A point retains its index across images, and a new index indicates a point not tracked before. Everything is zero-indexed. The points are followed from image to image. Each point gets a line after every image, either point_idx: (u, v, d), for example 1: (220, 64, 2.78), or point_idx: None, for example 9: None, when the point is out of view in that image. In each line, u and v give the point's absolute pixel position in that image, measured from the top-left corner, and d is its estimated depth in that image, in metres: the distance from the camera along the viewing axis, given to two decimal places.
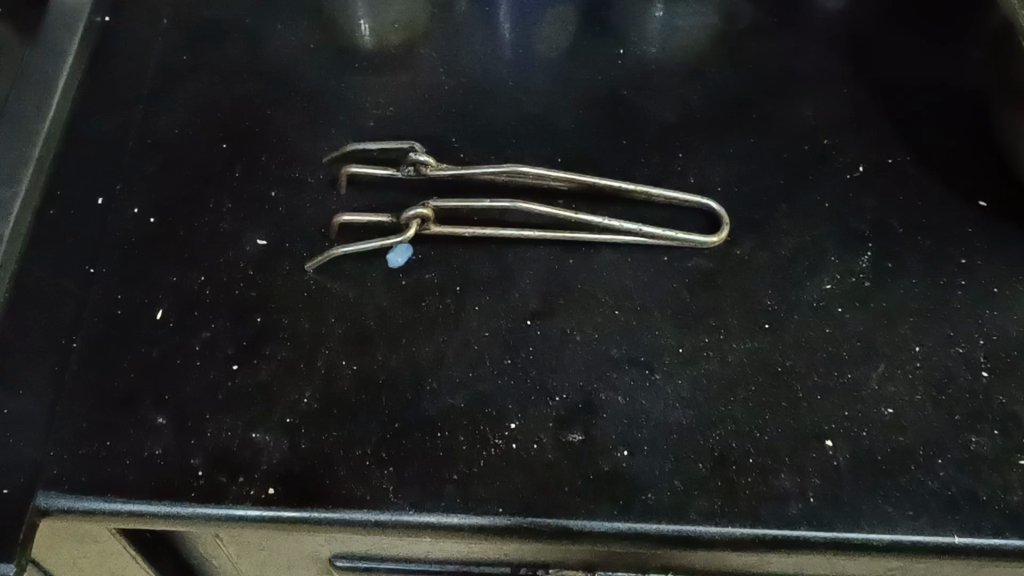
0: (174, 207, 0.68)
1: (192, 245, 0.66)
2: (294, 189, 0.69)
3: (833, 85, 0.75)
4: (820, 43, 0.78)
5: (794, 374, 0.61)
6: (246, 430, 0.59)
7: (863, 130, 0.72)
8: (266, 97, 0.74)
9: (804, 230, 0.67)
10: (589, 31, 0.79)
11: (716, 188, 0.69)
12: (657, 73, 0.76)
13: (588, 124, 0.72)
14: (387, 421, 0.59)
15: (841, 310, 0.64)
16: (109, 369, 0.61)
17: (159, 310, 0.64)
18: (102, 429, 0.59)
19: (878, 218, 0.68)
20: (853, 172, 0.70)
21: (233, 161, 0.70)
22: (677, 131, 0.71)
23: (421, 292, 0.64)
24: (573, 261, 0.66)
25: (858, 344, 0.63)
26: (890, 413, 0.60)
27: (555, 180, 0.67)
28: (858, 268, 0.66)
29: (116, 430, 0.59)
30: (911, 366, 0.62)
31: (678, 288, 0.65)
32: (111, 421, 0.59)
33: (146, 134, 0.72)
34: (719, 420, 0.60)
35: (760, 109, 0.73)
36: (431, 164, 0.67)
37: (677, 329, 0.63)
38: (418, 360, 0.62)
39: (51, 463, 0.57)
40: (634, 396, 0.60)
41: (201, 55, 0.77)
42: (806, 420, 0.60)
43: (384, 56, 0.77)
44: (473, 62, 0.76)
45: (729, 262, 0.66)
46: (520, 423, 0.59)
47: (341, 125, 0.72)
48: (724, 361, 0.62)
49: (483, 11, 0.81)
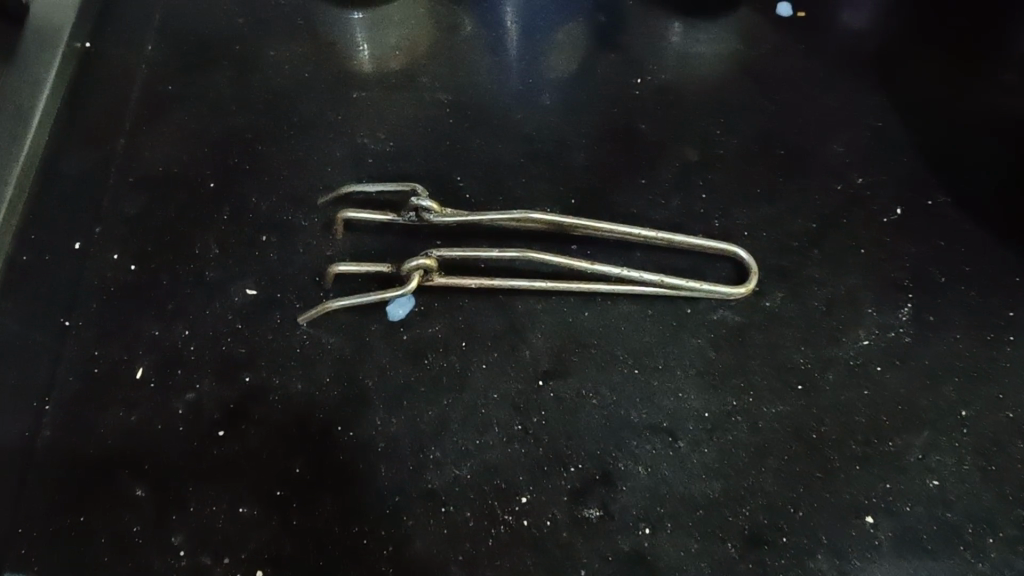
0: (156, 252, 0.63)
1: (176, 295, 0.61)
2: (287, 233, 0.63)
3: (869, 113, 0.69)
4: (855, 65, 0.72)
5: (829, 443, 0.56)
6: (232, 504, 0.54)
7: (902, 163, 0.66)
8: (256, 129, 0.69)
9: (838, 279, 0.62)
10: (604, 55, 0.73)
11: (742, 232, 0.63)
12: (677, 103, 0.70)
13: (603, 161, 0.67)
14: (385, 496, 0.54)
15: (880, 368, 0.59)
16: (84, 435, 0.56)
17: (139, 368, 0.59)
18: (74, 504, 0.54)
19: (918, 267, 0.62)
20: (889, 215, 0.64)
21: (221, 202, 0.65)
22: (699, 170, 0.66)
23: (424, 348, 0.59)
24: (588, 314, 0.61)
25: (898, 407, 0.58)
26: (935, 486, 0.55)
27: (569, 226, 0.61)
28: (897, 321, 0.60)
29: (91, 504, 0.54)
30: (956, 433, 0.57)
31: (702, 344, 0.60)
32: (85, 494, 0.54)
33: (128, 170, 0.66)
34: (748, 494, 0.55)
35: (788, 144, 0.68)
36: (433, 210, 0.61)
37: (703, 391, 0.58)
38: (420, 425, 0.57)
39: (17, 542, 0.53)
40: (655, 467, 0.56)
41: (187, 81, 0.71)
42: (843, 494, 0.55)
43: (384, 85, 0.71)
44: (480, 91, 0.71)
45: (756, 315, 0.61)
46: (531, 496, 0.54)
47: (337, 162, 0.67)
48: (753, 427, 0.57)
49: (490, 33, 0.75)
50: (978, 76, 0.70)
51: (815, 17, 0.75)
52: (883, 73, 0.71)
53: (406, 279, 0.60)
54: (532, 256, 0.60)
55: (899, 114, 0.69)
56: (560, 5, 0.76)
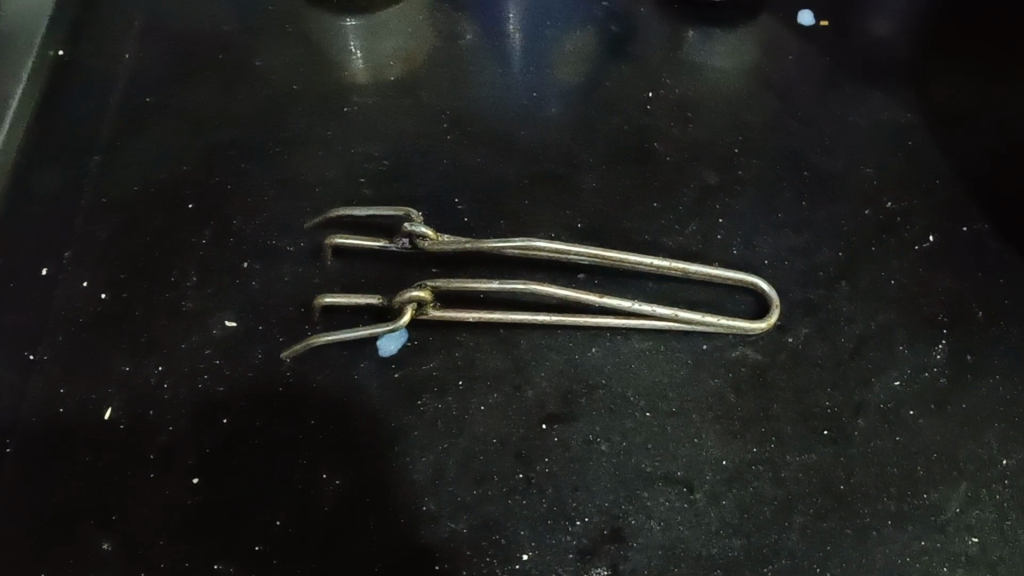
0: (130, 280, 0.58)
1: (150, 327, 0.56)
2: (271, 260, 0.59)
3: (900, 131, 0.64)
4: (884, 78, 0.67)
5: (859, 496, 0.52)
6: (207, 561, 0.49)
7: (935, 187, 0.62)
8: (241, 145, 0.64)
9: (868, 315, 0.57)
10: (615, 66, 0.68)
11: (763, 262, 0.59)
12: (694, 119, 0.65)
13: (614, 183, 0.62)
14: (374, 553, 0.50)
15: (914, 413, 0.54)
16: (46, 481, 0.52)
17: (109, 409, 0.54)
18: (31, 563, 0.49)
19: (953, 301, 0.57)
20: (921, 244, 0.59)
21: (201, 225, 0.60)
22: (717, 193, 0.61)
23: (418, 388, 0.55)
24: (597, 351, 0.56)
25: (934, 457, 0.53)
26: (975, 544, 0.50)
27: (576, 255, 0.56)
28: (932, 361, 0.56)
29: (48, 564, 0.49)
30: (999, 485, 0.52)
31: (721, 385, 0.55)
32: (43, 553, 0.49)
33: (102, 190, 0.62)
34: (771, 552, 0.50)
35: (813, 165, 0.63)
36: (431, 238, 0.57)
37: (722, 438, 0.53)
38: (413, 474, 0.52)
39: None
40: (670, 522, 0.51)
41: (168, 93, 0.67)
42: (875, 554, 0.50)
43: (379, 98, 0.67)
44: (481, 104, 0.66)
45: (780, 354, 0.56)
46: (533, 554, 0.50)
47: (327, 181, 0.62)
48: (777, 478, 0.52)
49: (493, 42, 0.70)
50: (1017, 92, 0.65)
51: (841, 24, 0.70)
52: (915, 87, 0.66)
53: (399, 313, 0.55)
54: (535, 288, 0.55)
55: (932, 133, 0.64)
56: (568, 12, 0.71)
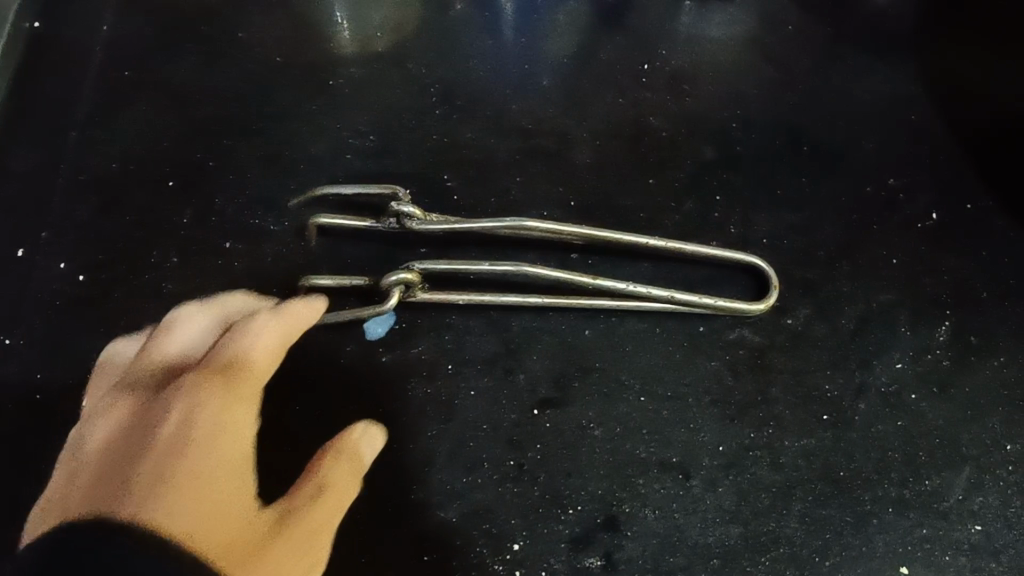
0: (109, 263, 0.56)
1: (131, 311, 0.55)
2: (254, 240, 0.57)
3: (904, 102, 0.62)
4: (889, 48, 0.64)
5: (861, 483, 0.51)
6: None
7: (940, 162, 0.59)
8: (222, 121, 0.62)
9: (869, 296, 0.56)
10: (610, 35, 0.66)
11: (761, 241, 0.57)
12: (691, 92, 0.63)
13: (608, 160, 0.60)
14: (363, 543, 0.48)
15: (916, 397, 0.53)
16: (22, 471, 0.50)
17: (87, 395, 0.52)
18: (274, 343, 0.50)
19: (958, 281, 0.56)
20: (924, 221, 0.58)
21: (181, 203, 0.58)
22: (714, 170, 0.60)
23: (406, 372, 0.53)
24: (591, 333, 0.54)
25: (937, 442, 0.52)
26: (978, 532, 0.50)
27: (569, 233, 0.54)
28: (935, 343, 0.54)
29: (277, 342, 0.50)
30: (1002, 472, 0.51)
31: (718, 368, 0.53)
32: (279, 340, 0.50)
33: (79, 168, 0.60)
34: (770, 542, 0.49)
35: (813, 139, 0.61)
36: (418, 216, 0.54)
37: (720, 422, 0.52)
38: (401, 461, 0.50)
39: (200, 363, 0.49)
40: (666, 510, 0.50)
41: (147, 63, 0.64)
42: (877, 542, 0.49)
43: (365, 70, 0.64)
44: (471, 78, 0.64)
45: (780, 336, 0.54)
46: (525, 544, 0.49)
47: (312, 160, 0.60)
48: (776, 464, 0.51)
49: (484, 12, 0.68)
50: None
51: None
52: (919, 56, 0.64)
53: (386, 295, 0.53)
54: (527, 269, 0.53)
55: (936, 104, 0.62)
56: None
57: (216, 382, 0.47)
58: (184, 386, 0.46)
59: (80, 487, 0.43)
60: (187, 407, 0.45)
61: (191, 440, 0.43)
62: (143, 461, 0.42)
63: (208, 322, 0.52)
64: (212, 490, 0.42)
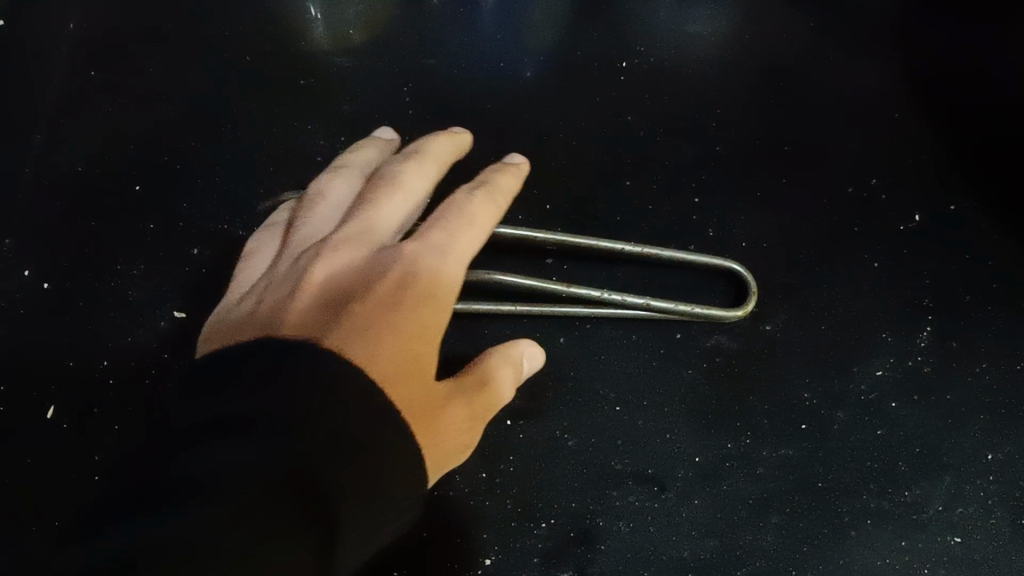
0: (73, 270, 0.55)
1: (95, 320, 0.54)
2: (222, 246, 0.56)
3: (886, 100, 0.61)
4: (871, 43, 0.63)
5: (839, 494, 0.50)
6: None
7: (923, 162, 0.58)
8: (191, 121, 0.60)
9: (848, 300, 0.55)
10: (588, 29, 0.64)
11: (739, 245, 0.56)
12: (669, 89, 0.62)
13: (583, 161, 0.59)
14: None
15: (896, 405, 0.52)
16: None
17: (52, 407, 0.52)
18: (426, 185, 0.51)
19: (939, 285, 0.55)
20: (906, 223, 0.57)
21: (148, 209, 0.57)
22: (692, 171, 0.58)
23: None
24: (565, 340, 0.53)
25: (916, 451, 0.51)
26: (956, 544, 0.49)
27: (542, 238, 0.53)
28: (916, 349, 0.53)
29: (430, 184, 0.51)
30: (982, 481, 0.50)
31: (695, 377, 0.52)
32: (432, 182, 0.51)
33: (43, 172, 0.58)
34: (745, 555, 0.49)
35: (793, 138, 0.60)
36: None
37: (696, 431, 0.51)
38: None
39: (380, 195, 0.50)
40: (640, 523, 0.49)
41: (112, 62, 0.62)
42: (853, 554, 0.49)
43: (336, 66, 0.63)
44: (445, 75, 0.63)
45: (757, 343, 0.53)
46: (496, 558, 0.48)
47: (282, 161, 0.59)
48: (752, 475, 0.50)
49: (460, 3, 0.66)
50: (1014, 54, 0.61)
51: None
52: (903, 51, 0.62)
53: None
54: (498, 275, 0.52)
55: (919, 102, 0.60)
56: None
57: (464, 242, 0.47)
58: (438, 243, 0.46)
59: (293, 301, 0.44)
60: (429, 267, 0.45)
61: (410, 297, 0.44)
62: (360, 317, 0.42)
63: (436, 175, 0.52)
64: (413, 351, 0.43)
